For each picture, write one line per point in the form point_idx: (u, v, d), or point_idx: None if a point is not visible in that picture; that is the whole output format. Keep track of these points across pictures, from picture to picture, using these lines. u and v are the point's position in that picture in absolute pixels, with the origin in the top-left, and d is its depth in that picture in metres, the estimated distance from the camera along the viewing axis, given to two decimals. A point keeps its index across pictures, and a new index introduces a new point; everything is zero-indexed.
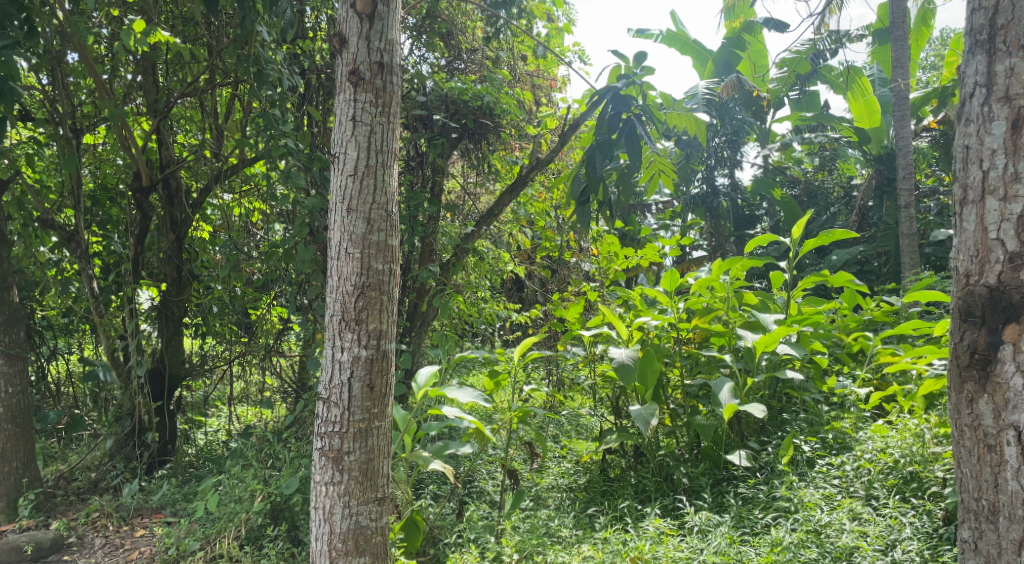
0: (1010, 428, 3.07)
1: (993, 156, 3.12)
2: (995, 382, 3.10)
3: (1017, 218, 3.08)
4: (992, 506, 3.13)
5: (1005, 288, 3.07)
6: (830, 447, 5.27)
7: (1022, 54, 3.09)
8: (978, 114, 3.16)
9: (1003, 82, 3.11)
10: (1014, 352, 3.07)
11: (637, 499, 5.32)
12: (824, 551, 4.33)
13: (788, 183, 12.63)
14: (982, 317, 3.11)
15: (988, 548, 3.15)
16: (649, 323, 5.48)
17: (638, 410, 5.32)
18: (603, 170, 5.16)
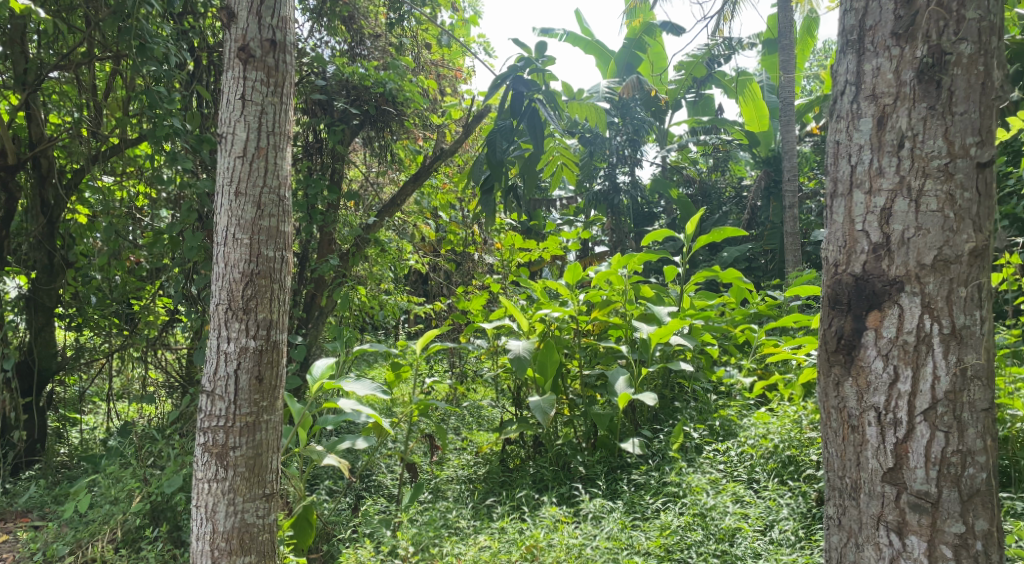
0: (871, 410, 3.04)
1: (860, 151, 3.11)
2: (859, 366, 3.08)
3: (881, 211, 3.06)
4: (854, 484, 3.10)
5: (869, 278, 3.06)
6: (716, 434, 5.47)
7: (888, 54, 3.07)
8: (847, 111, 3.14)
9: (869, 81, 3.10)
10: (876, 338, 3.04)
11: (535, 489, 5.35)
12: (709, 533, 4.43)
13: (683, 183, 12.90)
14: (848, 305, 3.10)
15: (851, 524, 3.11)
16: (549, 314, 5.54)
17: (537, 401, 5.33)
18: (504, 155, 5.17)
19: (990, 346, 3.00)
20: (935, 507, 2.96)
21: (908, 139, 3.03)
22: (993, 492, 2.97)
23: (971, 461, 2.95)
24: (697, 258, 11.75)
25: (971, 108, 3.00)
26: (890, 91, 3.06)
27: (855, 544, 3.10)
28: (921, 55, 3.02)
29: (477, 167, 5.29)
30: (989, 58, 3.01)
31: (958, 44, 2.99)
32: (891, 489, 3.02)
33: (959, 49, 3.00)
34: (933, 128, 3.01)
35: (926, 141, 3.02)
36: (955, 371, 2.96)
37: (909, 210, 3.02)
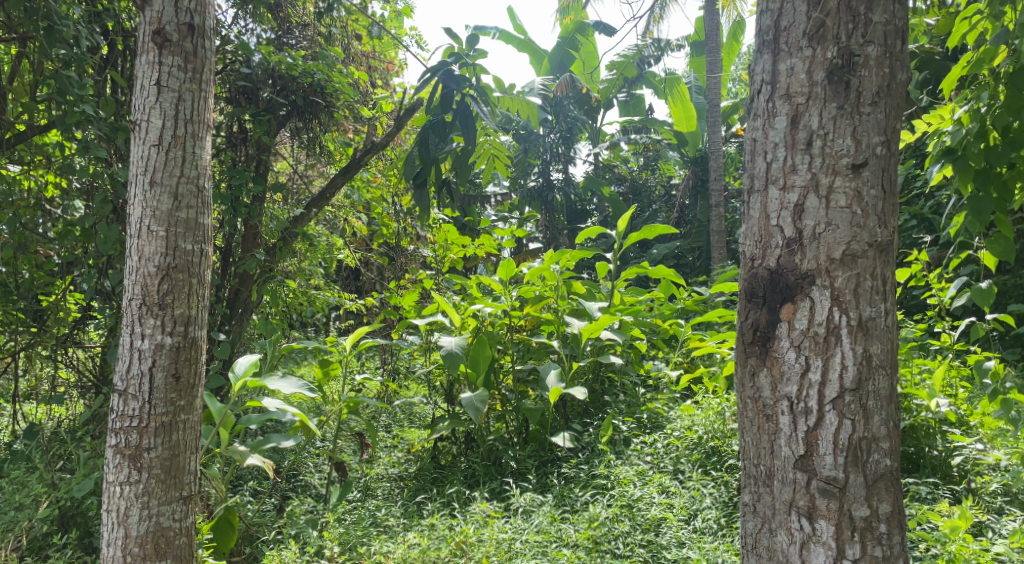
0: (784, 399, 3.04)
1: (775, 149, 3.10)
2: (773, 356, 3.08)
3: (795, 207, 3.06)
4: (768, 471, 3.09)
5: (783, 271, 3.07)
6: (644, 426, 5.57)
7: (802, 54, 3.06)
8: (763, 109, 3.13)
9: (784, 80, 3.08)
10: (789, 330, 3.04)
11: (466, 485, 5.32)
12: (635, 524, 4.48)
13: (615, 180, 13.26)
14: (763, 298, 3.10)
15: (765, 510, 3.11)
16: (482, 310, 5.54)
17: (469, 398, 5.31)
18: (436, 151, 5.04)
19: (895, 337, 3.03)
20: (843, 493, 2.97)
21: (818, 139, 3.03)
22: (897, 477, 3.00)
23: (875, 447, 2.97)
24: (627, 254, 11.87)
25: (877, 109, 3.01)
26: (803, 91, 3.05)
27: (769, 529, 3.09)
28: (831, 57, 3.02)
29: (408, 163, 5.15)
30: (895, 61, 3.02)
31: (865, 47, 3.00)
32: (802, 475, 3.02)
33: (867, 51, 3.01)
34: (841, 128, 3.01)
35: (835, 140, 3.02)
36: (863, 360, 2.98)
37: (819, 207, 3.03)
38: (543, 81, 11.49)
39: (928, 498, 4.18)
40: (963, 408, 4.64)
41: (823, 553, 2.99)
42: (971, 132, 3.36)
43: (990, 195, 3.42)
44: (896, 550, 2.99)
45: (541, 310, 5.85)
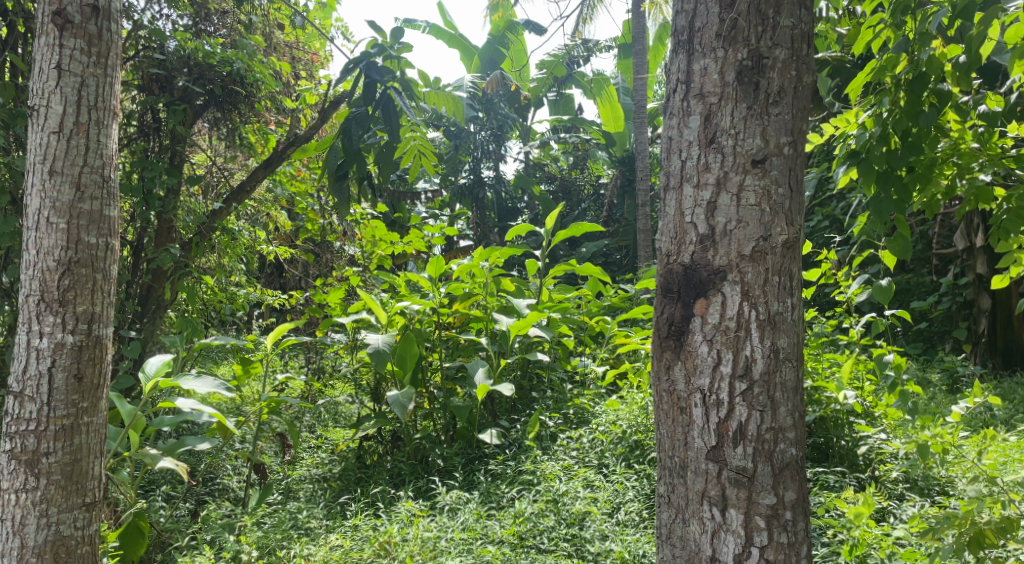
0: (698, 392, 3.03)
1: (689, 148, 3.10)
2: (687, 350, 3.06)
3: (708, 204, 3.06)
4: (682, 462, 3.07)
5: (696, 267, 3.06)
6: (571, 421, 5.63)
7: (715, 56, 3.06)
8: (679, 109, 3.13)
9: (698, 80, 3.08)
10: (702, 324, 3.03)
11: (392, 484, 5.24)
12: (560, 519, 4.50)
13: (546, 179, 13.15)
14: (678, 293, 3.09)
15: (679, 500, 3.09)
16: (410, 307, 5.43)
17: (395, 397, 5.20)
18: (359, 143, 4.91)
19: (800, 332, 3.06)
20: (752, 482, 2.97)
21: (728, 137, 3.04)
22: (802, 466, 3.02)
23: (781, 437, 2.98)
24: (556, 251, 11.94)
25: (784, 109, 3.03)
26: (715, 91, 3.06)
27: (682, 519, 3.07)
28: (742, 58, 3.03)
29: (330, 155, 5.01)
30: (801, 64, 3.05)
31: (773, 49, 3.02)
32: (714, 466, 3.01)
33: (775, 54, 3.03)
34: (751, 127, 3.03)
35: (745, 140, 3.03)
36: (771, 354, 3.00)
37: (731, 204, 3.03)
38: (473, 79, 11.66)
39: (834, 485, 4.41)
40: (868, 400, 4.85)
41: (733, 541, 2.98)
42: (879, 136, 3.47)
43: (890, 195, 3.52)
44: (800, 536, 3.01)
45: (471, 307, 5.87)
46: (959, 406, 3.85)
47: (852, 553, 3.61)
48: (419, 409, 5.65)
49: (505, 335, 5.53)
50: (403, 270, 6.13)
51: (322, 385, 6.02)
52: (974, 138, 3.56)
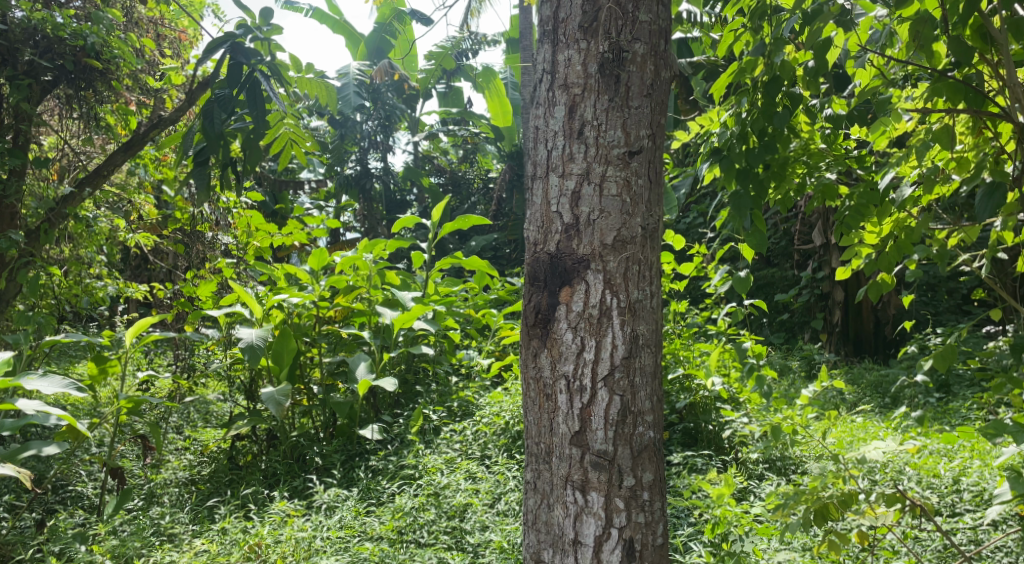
0: (563, 380, 2.90)
1: (555, 138, 2.93)
2: (553, 339, 2.92)
3: (573, 194, 2.91)
4: (547, 448, 2.96)
5: (561, 256, 2.91)
6: (454, 414, 5.60)
7: (579, 47, 2.91)
8: (544, 98, 2.96)
9: (563, 71, 2.93)
10: (567, 312, 2.90)
11: (265, 485, 5.07)
12: (441, 511, 4.38)
13: (435, 172, 13.19)
14: (545, 282, 2.93)
15: (544, 486, 2.98)
16: (287, 301, 5.32)
17: (270, 394, 5.06)
18: (222, 127, 4.45)
19: (659, 318, 2.98)
20: (613, 465, 2.89)
21: (591, 129, 2.90)
22: (659, 446, 2.96)
23: (640, 421, 2.91)
24: (445, 243, 11.91)
25: (645, 102, 2.91)
26: (579, 82, 2.91)
27: (547, 505, 2.96)
28: (603, 51, 2.89)
29: (188, 138, 4.54)
30: (660, 59, 2.95)
31: (633, 43, 2.90)
32: (577, 451, 2.91)
33: (634, 48, 2.90)
34: (612, 120, 2.89)
35: (607, 132, 2.89)
36: (632, 341, 2.90)
37: (594, 195, 2.90)
38: (360, 67, 11.45)
39: (702, 467, 4.63)
40: (735, 386, 5.14)
41: (594, 524, 2.90)
42: (738, 135, 3.61)
43: (749, 191, 3.59)
44: (657, 516, 2.96)
45: (353, 300, 5.73)
46: (807, 390, 4.13)
47: (715, 531, 3.66)
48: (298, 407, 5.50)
49: (388, 329, 5.49)
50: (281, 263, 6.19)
51: (191, 384, 5.81)
52: (821, 139, 3.74)
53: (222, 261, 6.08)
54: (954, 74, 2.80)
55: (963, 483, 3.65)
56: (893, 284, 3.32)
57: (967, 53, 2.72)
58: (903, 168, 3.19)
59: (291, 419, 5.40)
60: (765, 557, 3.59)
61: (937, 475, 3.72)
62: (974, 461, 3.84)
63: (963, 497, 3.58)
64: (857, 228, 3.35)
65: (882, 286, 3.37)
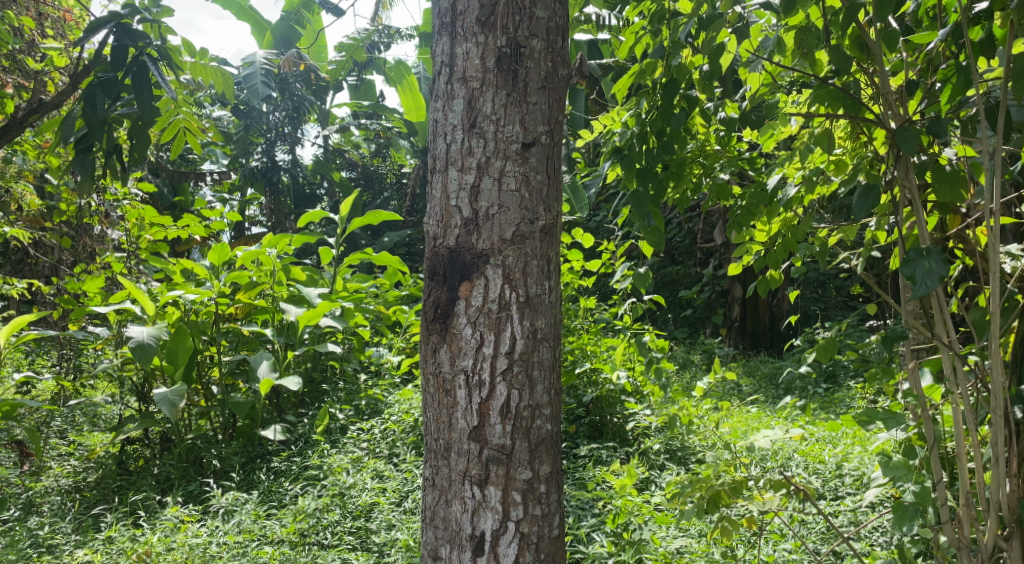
0: (463, 374, 2.76)
1: (454, 131, 2.79)
2: (452, 334, 2.78)
3: (472, 188, 2.77)
4: (446, 444, 2.80)
5: (460, 251, 2.77)
6: (363, 413, 5.56)
7: (478, 40, 2.77)
8: (442, 92, 2.81)
9: (461, 64, 2.78)
10: (466, 307, 2.76)
11: (157, 490, 4.95)
12: (346, 512, 4.33)
13: (346, 166, 13.10)
14: (445, 277, 2.78)
15: (442, 482, 2.82)
16: (185, 298, 5.19)
17: (163, 394, 4.93)
18: (105, 113, 4.15)
19: (556, 312, 2.87)
20: (510, 459, 2.76)
21: (490, 123, 2.76)
22: (556, 438, 2.85)
23: (537, 414, 2.79)
24: (356, 239, 11.80)
25: (542, 98, 2.80)
26: (477, 76, 2.77)
27: (444, 500, 2.80)
28: (501, 45, 2.76)
29: (66, 126, 4.21)
30: (558, 56, 2.84)
31: (530, 39, 2.78)
32: (475, 446, 2.76)
33: (532, 44, 2.79)
34: (510, 116, 2.77)
35: (505, 127, 2.77)
36: (530, 335, 2.78)
37: (492, 189, 2.76)
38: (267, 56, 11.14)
39: (606, 459, 4.74)
40: (641, 379, 5.30)
41: (492, 518, 2.75)
42: (639, 135, 3.69)
43: (648, 190, 3.69)
44: (553, 508, 2.84)
45: (256, 297, 5.63)
46: (703, 381, 4.38)
47: (616, 521, 3.70)
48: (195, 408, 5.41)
49: (293, 326, 5.47)
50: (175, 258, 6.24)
51: (76, 386, 5.63)
52: (717, 141, 3.86)
53: (110, 256, 5.84)
54: (834, 82, 2.94)
55: (845, 468, 3.87)
56: (781, 280, 3.48)
57: (847, 62, 2.85)
58: (789, 169, 3.34)
59: (188, 421, 5.30)
60: (664, 544, 3.68)
61: (822, 461, 3.95)
62: (855, 447, 4.10)
63: (845, 481, 3.79)
64: (748, 226, 3.49)
65: (771, 281, 3.52)
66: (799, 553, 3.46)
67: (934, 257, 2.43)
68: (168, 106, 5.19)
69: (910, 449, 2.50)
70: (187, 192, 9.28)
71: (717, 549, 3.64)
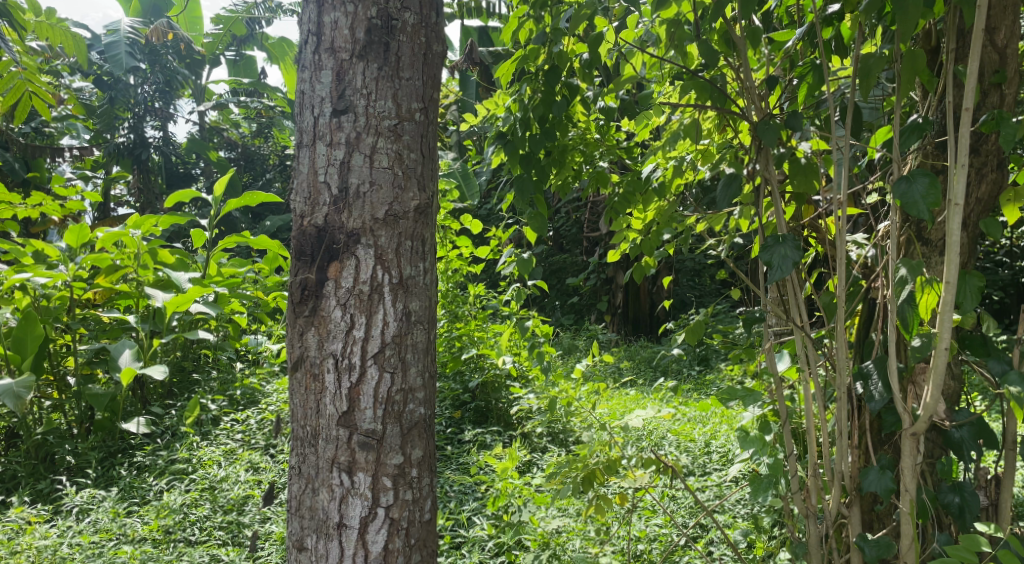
0: (331, 359, 2.63)
1: (322, 103, 2.62)
2: (321, 317, 2.64)
3: (342, 164, 2.62)
4: (313, 431, 2.67)
5: (328, 229, 2.62)
6: (237, 403, 5.42)
7: (346, 8, 2.60)
8: (310, 62, 2.64)
9: (329, 33, 2.62)
10: (335, 288, 2.63)
11: (2, 491, 4.63)
12: (216, 507, 4.23)
13: (224, 145, 12.76)
14: (312, 257, 2.63)
15: (308, 470, 2.69)
16: (35, 281, 4.97)
17: (8, 385, 4.64)
18: None
19: (432, 294, 2.76)
20: (381, 444, 2.66)
21: (360, 97, 2.61)
22: (430, 422, 2.75)
23: (410, 398, 2.68)
24: (237, 223, 11.49)
25: (416, 74, 2.66)
26: (347, 47, 2.61)
27: (311, 489, 2.68)
28: (371, 15, 2.60)
29: None
30: (431, 31, 2.70)
31: (402, 11, 2.64)
32: (344, 432, 2.64)
33: (404, 17, 2.64)
34: (382, 90, 2.62)
35: (376, 102, 2.62)
36: (404, 318, 2.67)
37: (363, 165, 2.62)
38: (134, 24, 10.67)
39: (490, 444, 4.82)
40: (525, 363, 5.43)
41: (360, 505, 2.66)
42: (521, 121, 3.65)
43: (531, 176, 3.65)
44: (426, 493, 2.75)
45: (117, 282, 5.45)
46: (583, 364, 4.50)
47: (497, 505, 3.75)
48: (48, 401, 5.17)
49: (161, 313, 5.21)
50: (24, 238, 5.90)
51: None
52: (596, 130, 3.93)
53: None
54: (702, 75, 3.06)
55: (712, 446, 4.12)
56: (654, 266, 3.61)
57: (714, 56, 2.96)
58: (660, 159, 3.48)
59: (38, 414, 5.05)
60: (543, 525, 3.75)
61: (692, 439, 4.18)
62: (722, 425, 4.41)
63: (713, 457, 4.02)
64: (624, 214, 3.61)
65: (646, 267, 3.63)
66: (669, 526, 3.66)
67: (788, 244, 2.58)
68: (11, 66, 5.00)
69: (765, 424, 2.65)
70: (44, 168, 8.78)
71: (592, 526, 3.78)
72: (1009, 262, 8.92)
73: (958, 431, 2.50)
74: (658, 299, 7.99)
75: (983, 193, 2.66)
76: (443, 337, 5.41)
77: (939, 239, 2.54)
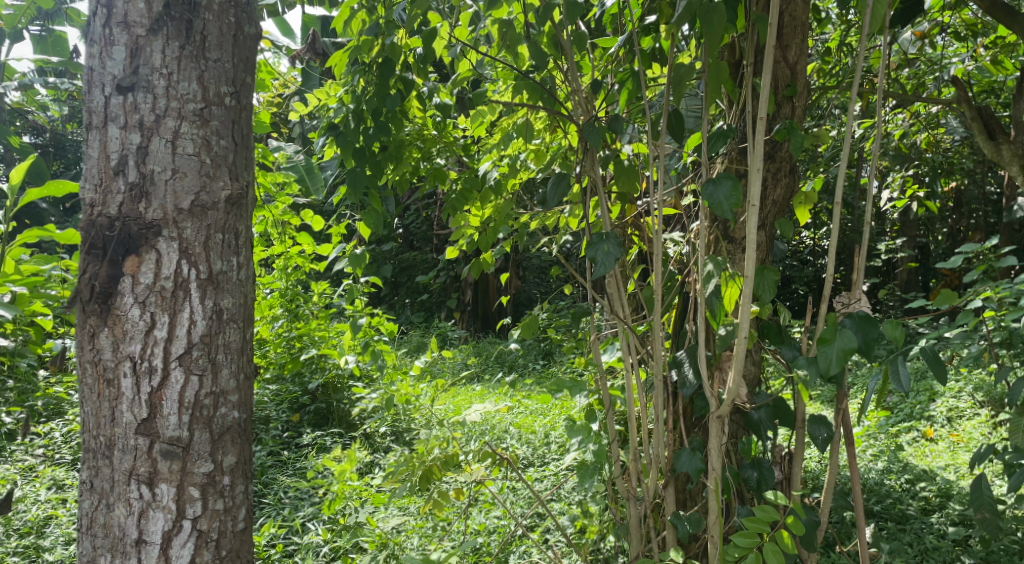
0: (128, 361, 2.46)
1: (114, 83, 2.45)
2: (116, 315, 2.47)
3: (138, 150, 2.45)
4: (107, 441, 2.49)
5: (123, 221, 2.45)
6: (38, 416, 5.13)
7: None
8: (99, 36, 2.46)
9: (121, 6, 2.45)
10: (132, 285, 2.46)
11: None
12: (11, 530, 3.88)
13: (32, 130, 11.95)
14: (105, 251, 2.45)
15: (102, 485, 2.51)
16: None
17: None
18: None
19: (248, 290, 2.62)
20: (187, 452, 2.51)
21: (159, 78, 2.46)
22: (245, 427, 2.62)
23: (221, 401, 2.55)
24: (47, 216, 10.77)
25: (224, 55, 2.52)
26: (142, 23, 2.45)
27: (104, 505, 2.50)
28: None
29: None
30: (242, 11, 2.57)
31: None
32: (143, 441, 2.48)
33: None
34: (185, 71, 2.48)
35: (178, 84, 2.47)
36: (214, 316, 2.53)
37: (164, 151, 2.46)
38: None
39: (329, 446, 4.71)
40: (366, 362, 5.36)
41: (162, 519, 2.50)
42: (354, 113, 3.47)
43: (365, 170, 3.47)
44: (240, 501, 2.62)
45: None
46: (421, 360, 4.39)
47: (332, 509, 3.53)
48: None
49: None
50: None
51: None
52: (433, 125, 3.77)
53: None
54: (532, 77, 3.04)
55: (551, 436, 4.18)
56: (492, 263, 3.54)
57: (542, 58, 2.93)
58: (496, 158, 3.46)
59: None
60: (381, 524, 3.68)
61: (533, 432, 4.25)
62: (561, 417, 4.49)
63: (551, 448, 4.07)
64: (462, 210, 3.47)
65: (484, 264, 3.57)
66: (508, 517, 3.68)
67: (611, 241, 2.59)
68: None
69: (590, 413, 2.69)
70: None
71: (432, 524, 3.75)
72: (813, 260, 9.53)
73: (756, 412, 2.63)
74: (500, 296, 8.24)
75: (778, 196, 2.78)
76: (281, 338, 5.34)
77: (741, 237, 2.68)
